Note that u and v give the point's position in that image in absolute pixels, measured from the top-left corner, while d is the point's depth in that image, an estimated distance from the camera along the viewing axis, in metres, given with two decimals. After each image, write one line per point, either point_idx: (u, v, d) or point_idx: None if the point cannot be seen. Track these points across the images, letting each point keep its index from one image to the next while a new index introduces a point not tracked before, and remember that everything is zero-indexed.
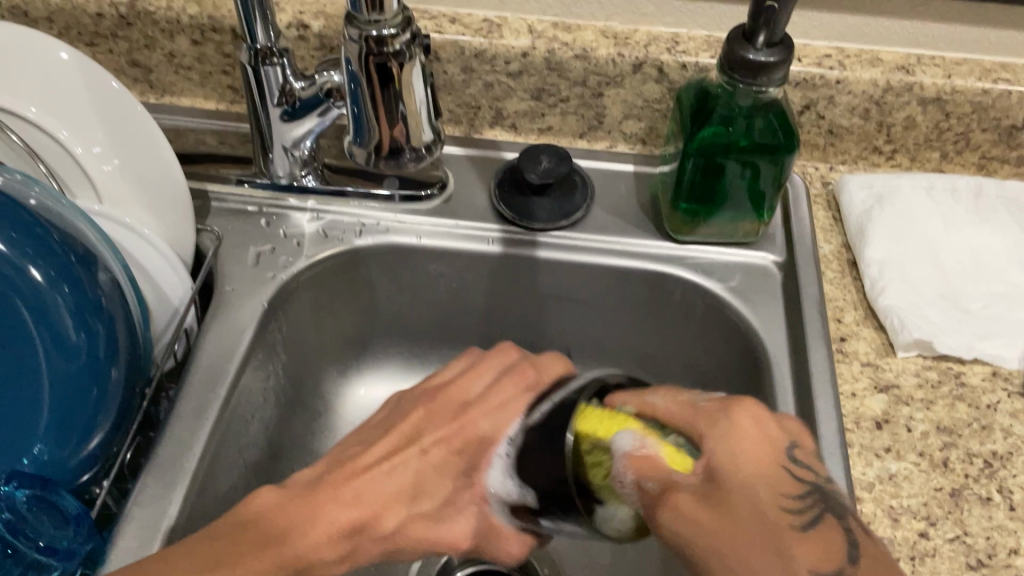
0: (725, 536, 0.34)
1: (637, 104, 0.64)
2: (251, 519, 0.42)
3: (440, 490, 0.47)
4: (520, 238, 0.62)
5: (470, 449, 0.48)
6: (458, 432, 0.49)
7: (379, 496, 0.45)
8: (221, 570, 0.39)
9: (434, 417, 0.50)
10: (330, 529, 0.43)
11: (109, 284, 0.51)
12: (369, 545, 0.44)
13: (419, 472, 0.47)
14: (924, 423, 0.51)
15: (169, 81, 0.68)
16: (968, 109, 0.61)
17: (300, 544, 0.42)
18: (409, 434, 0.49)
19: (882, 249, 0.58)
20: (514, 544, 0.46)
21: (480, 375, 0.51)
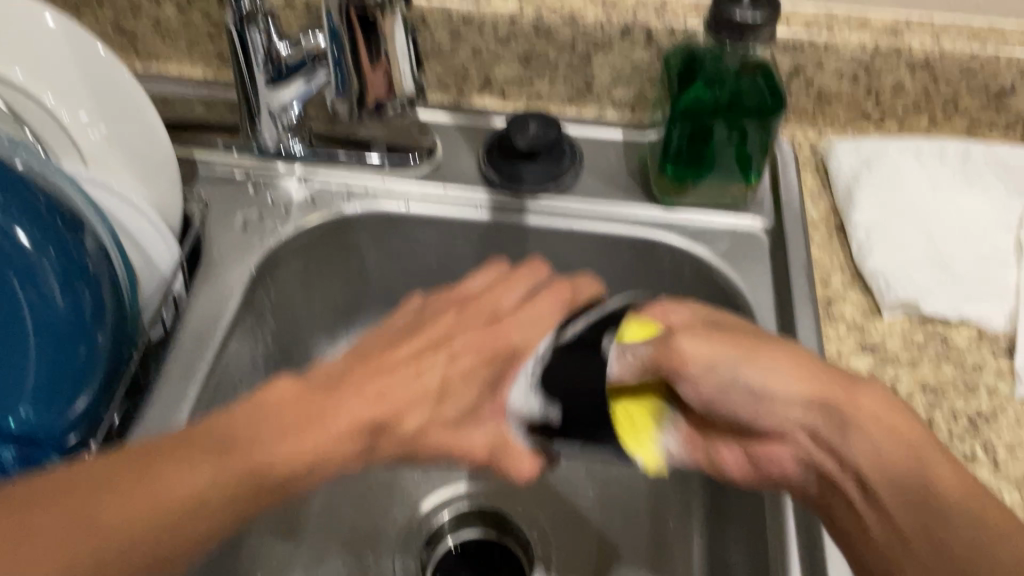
0: (715, 365, 0.41)
1: (625, 70, 0.64)
2: (269, 408, 0.39)
3: (463, 397, 0.43)
4: (508, 203, 0.62)
5: (498, 361, 0.45)
6: (489, 339, 0.45)
7: (403, 397, 0.42)
8: (230, 460, 0.37)
9: (465, 322, 0.47)
10: (349, 424, 0.40)
11: (95, 248, 0.51)
12: (390, 445, 0.41)
13: (445, 377, 0.43)
14: (910, 383, 0.51)
15: (155, 48, 0.68)
16: (957, 73, 0.61)
17: (320, 437, 0.39)
18: (437, 338, 0.45)
19: (869, 212, 0.58)
20: (525, 462, 0.43)
21: (511, 287, 0.48)
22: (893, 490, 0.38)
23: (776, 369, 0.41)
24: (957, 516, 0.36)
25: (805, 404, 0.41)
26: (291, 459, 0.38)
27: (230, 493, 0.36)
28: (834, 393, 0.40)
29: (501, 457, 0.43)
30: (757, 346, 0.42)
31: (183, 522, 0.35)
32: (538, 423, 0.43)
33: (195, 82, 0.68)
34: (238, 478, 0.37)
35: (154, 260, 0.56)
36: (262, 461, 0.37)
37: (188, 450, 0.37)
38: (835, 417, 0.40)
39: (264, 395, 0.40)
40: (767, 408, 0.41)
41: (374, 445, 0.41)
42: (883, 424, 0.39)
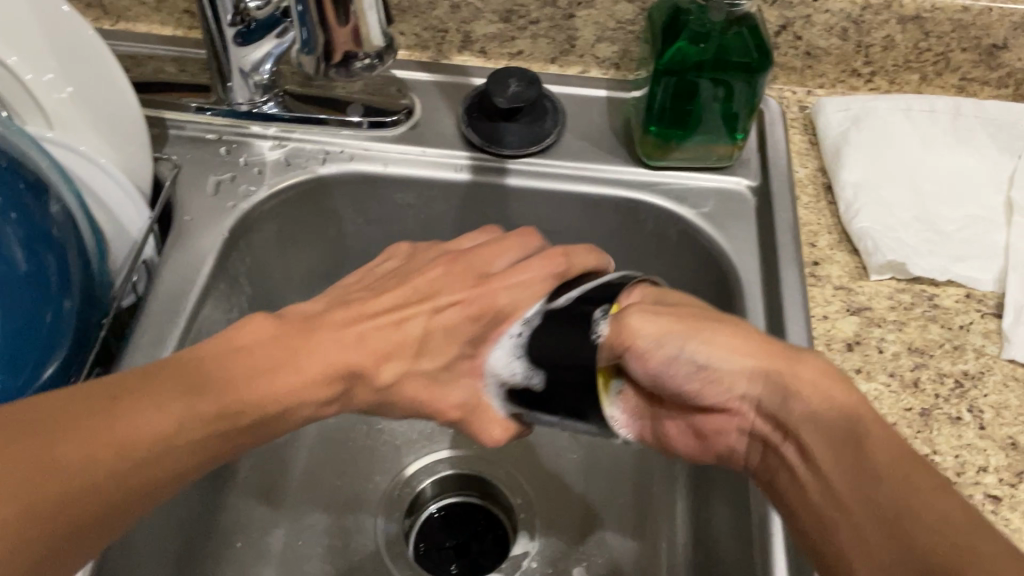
0: (665, 335, 0.39)
1: (609, 26, 0.62)
2: (240, 347, 0.40)
3: (441, 353, 0.45)
4: (489, 164, 0.60)
5: (486, 318, 0.45)
6: (477, 299, 0.45)
7: (377, 347, 0.43)
8: (205, 394, 0.37)
9: (451, 279, 0.47)
10: (320, 368, 0.41)
11: (61, 215, 0.50)
12: (362, 391, 0.43)
13: (425, 331, 0.45)
14: (896, 344, 0.51)
15: (124, 6, 0.65)
16: (948, 27, 0.60)
17: (291, 376, 0.40)
18: (421, 293, 0.46)
19: (857, 171, 0.57)
20: (499, 429, 0.44)
21: (502, 253, 0.47)
22: (832, 456, 0.37)
23: (718, 341, 0.40)
24: (890, 487, 0.34)
25: (749, 375, 0.40)
26: (260, 400, 0.39)
27: (205, 429, 0.37)
28: (775, 363, 0.39)
29: (473, 419, 0.44)
30: (702, 320, 0.40)
31: (154, 459, 0.35)
32: (520, 389, 0.41)
33: (165, 40, 0.66)
34: (214, 411, 0.37)
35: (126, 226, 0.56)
36: (234, 400, 0.38)
37: (160, 382, 0.37)
38: (777, 388, 0.39)
39: (233, 335, 0.40)
40: (710, 381, 0.40)
41: (344, 391, 0.42)
42: (823, 399, 0.38)
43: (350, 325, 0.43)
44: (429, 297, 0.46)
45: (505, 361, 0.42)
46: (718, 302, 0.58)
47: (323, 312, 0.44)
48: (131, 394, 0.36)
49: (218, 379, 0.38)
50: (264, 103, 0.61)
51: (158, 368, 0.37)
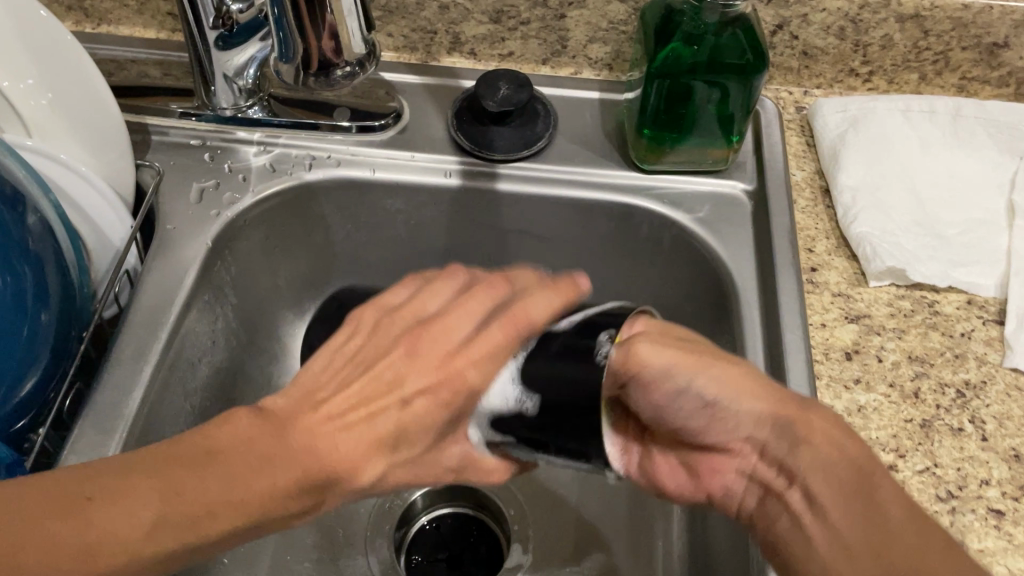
0: (678, 367, 0.38)
1: (601, 26, 0.61)
2: (217, 447, 0.35)
3: (421, 438, 0.39)
4: (479, 169, 0.59)
5: (461, 400, 0.38)
6: (445, 380, 0.38)
7: (358, 450, 0.37)
8: (173, 505, 0.34)
9: (411, 354, 0.39)
10: (300, 476, 0.36)
11: (38, 226, 0.49)
12: (342, 492, 0.38)
13: (400, 425, 0.38)
14: (896, 353, 0.49)
15: (105, 8, 0.64)
16: (948, 26, 0.58)
17: (267, 484, 0.35)
18: (384, 377, 0.39)
19: (855, 174, 0.56)
20: (496, 472, 0.41)
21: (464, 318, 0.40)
22: (840, 504, 0.38)
23: (729, 382, 0.39)
24: (906, 546, 0.36)
25: (758, 420, 0.40)
26: (232, 510, 0.35)
27: (173, 539, 0.34)
28: (786, 412, 0.39)
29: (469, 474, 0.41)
30: (713, 356, 0.39)
31: (118, 567, 0.33)
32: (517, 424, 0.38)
33: (147, 43, 0.65)
34: (178, 526, 0.34)
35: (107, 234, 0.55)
36: (205, 510, 0.34)
37: (137, 479, 0.34)
38: (785, 436, 0.40)
39: (212, 433, 0.36)
40: (716, 422, 0.40)
41: (323, 496, 0.37)
42: (837, 447, 0.39)
43: (326, 420, 0.37)
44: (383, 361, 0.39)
45: (500, 396, 0.38)
46: (713, 309, 0.56)
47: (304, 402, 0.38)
48: (103, 490, 0.33)
49: (186, 492, 0.34)
50: (249, 107, 0.60)
51: (135, 461, 0.35)
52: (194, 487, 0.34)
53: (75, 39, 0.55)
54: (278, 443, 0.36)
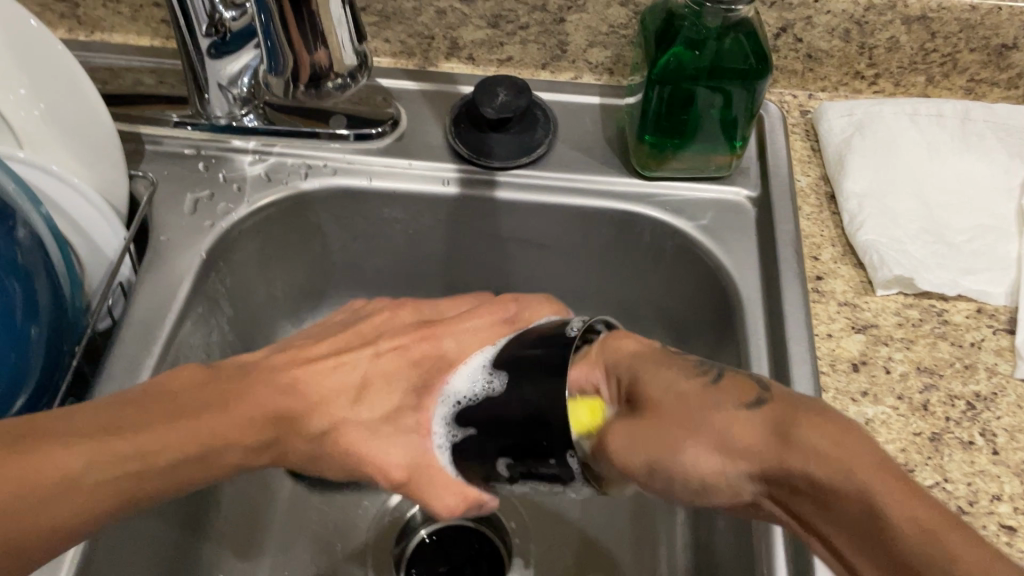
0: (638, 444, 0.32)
1: (601, 31, 0.60)
2: (164, 392, 0.39)
3: (381, 398, 0.44)
4: (477, 177, 0.58)
5: (427, 362, 0.45)
6: (421, 343, 0.46)
7: (320, 392, 0.43)
8: (118, 438, 0.36)
9: (394, 326, 0.48)
10: (248, 416, 0.40)
11: (27, 240, 0.48)
12: (293, 442, 0.41)
13: (365, 373, 0.45)
14: (904, 364, 0.48)
15: (99, 16, 0.63)
16: (956, 27, 0.57)
17: (215, 419, 0.39)
18: (366, 336, 0.47)
19: (862, 180, 0.54)
20: (452, 496, 0.40)
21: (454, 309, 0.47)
22: (853, 541, 0.28)
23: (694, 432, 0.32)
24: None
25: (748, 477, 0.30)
26: (180, 444, 0.37)
27: (118, 473, 0.35)
28: (772, 454, 0.30)
29: (421, 479, 0.40)
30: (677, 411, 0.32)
31: (61, 502, 0.34)
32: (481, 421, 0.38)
33: (142, 51, 0.64)
34: (122, 458, 0.36)
35: (101, 245, 0.54)
36: (152, 445, 0.36)
37: (76, 421, 0.36)
38: (781, 483, 0.30)
39: (158, 384, 0.39)
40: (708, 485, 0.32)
41: (274, 439, 0.41)
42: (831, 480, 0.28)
43: (295, 367, 0.44)
44: (380, 339, 0.47)
45: (465, 378, 0.40)
46: (717, 319, 0.55)
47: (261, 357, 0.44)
48: (44, 429, 0.35)
49: (131, 426, 0.37)
50: (244, 116, 0.59)
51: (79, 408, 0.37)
52: (139, 423, 0.37)
53: (66, 49, 0.54)
54: (217, 391, 0.40)
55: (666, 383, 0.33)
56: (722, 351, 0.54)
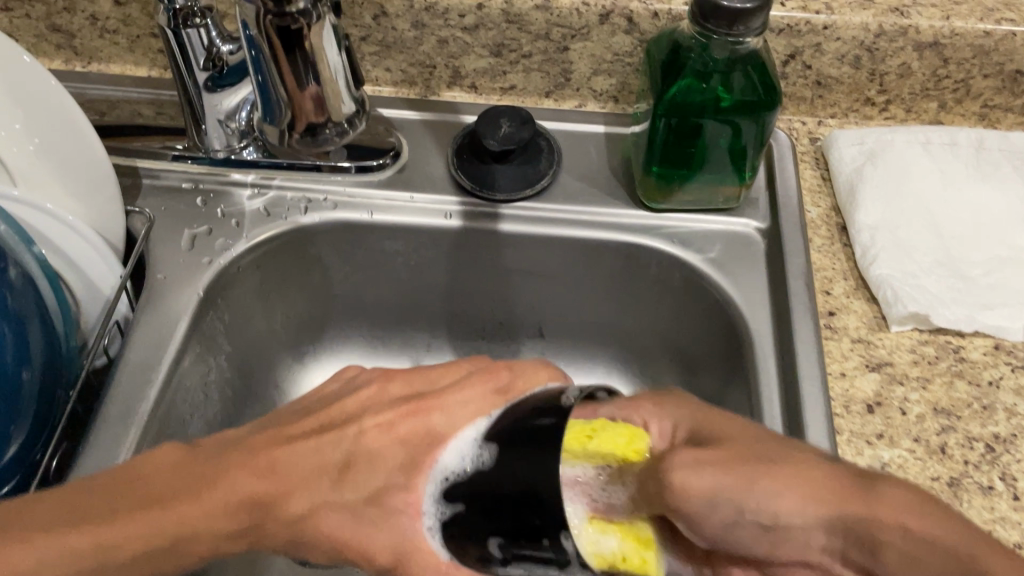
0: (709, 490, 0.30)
1: (606, 59, 0.59)
2: (138, 475, 0.38)
3: (366, 479, 0.39)
4: (480, 209, 0.57)
5: (416, 441, 0.39)
6: (415, 411, 0.41)
7: (298, 474, 0.39)
8: (77, 531, 0.35)
9: (383, 394, 0.44)
10: (222, 500, 0.37)
11: (20, 280, 0.47)
12: (274, 525, 0.37)
13: (351, 451, 0.40)
14: (921, 405, 0.47)
15: (95, 47, 0.62)
16: (969, 53, 0.56)
17: (185, 506, 0.37)
18: (350, 412, 0.43)
19: (874, 212, 0.53)
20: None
21: (445, 375, 0.44)
22: None
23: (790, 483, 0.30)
24: None
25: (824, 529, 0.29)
26: (144, 533, 0.36)
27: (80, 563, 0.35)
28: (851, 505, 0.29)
29: (406, 567, 0.36)
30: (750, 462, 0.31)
31: None
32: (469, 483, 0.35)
33: (139, 81, 0.63)
34: (82, 548, 0.35)
35: (97, 282, 0.53)
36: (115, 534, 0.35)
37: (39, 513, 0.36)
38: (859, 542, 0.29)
39: (135, 467, 0.38)
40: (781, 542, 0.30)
41: (253, 523, 0.37)
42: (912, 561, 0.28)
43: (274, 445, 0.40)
44: (367, 414, 0.42)
45: (455, 452, 0.36)
46: (727, 354, 0.54)
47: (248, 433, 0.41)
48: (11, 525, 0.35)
49: (94, 516, 0.36)
50: (243, 149, 0.58)
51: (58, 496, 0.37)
52: (103, 514, 0.36)
53: (61, 85, 0.53)
54: (190, 474, 0.38)
55: (736, 431, 0.33)
56: (733, 387, 0.53)
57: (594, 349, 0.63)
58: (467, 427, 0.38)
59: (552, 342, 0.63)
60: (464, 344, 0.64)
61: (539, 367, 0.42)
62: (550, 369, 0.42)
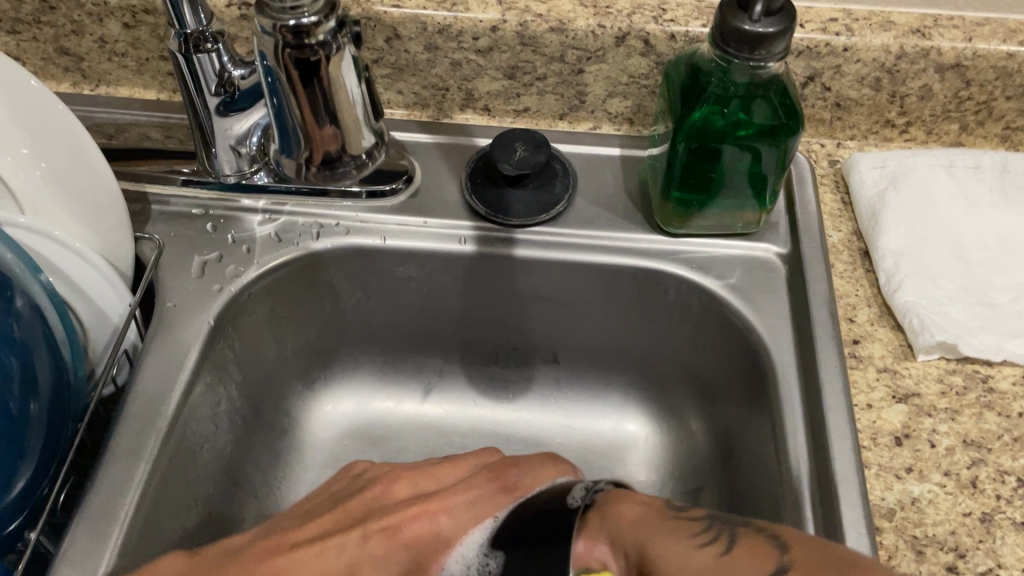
0: None
1: (621, 81, 0.58)
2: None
3: None
4: (495, 235, 0.56)
5: (419, 543, 0.44)
6: (424, 510, 0.45)
7: None
8: None
9: (388, 492, 0.47)
10: None
11: (26, 310, 0.46)
12: None
13: (354, 559, 0.43)
14: (950, 437, 0.46)
15: (104, 70, 0.61)
16: (992, 75, 0.55)
17: None
18: (354, 515, 0.46)
19: (897, 237, 0.52)
20: None
21: (452, 470, 0.48)
22: None
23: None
24: None
25: None
26: None
27: None
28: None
29: None
30: None
31: None
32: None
33: (148, 104, 0.62)
34: None
35: (105, 310, 0.52)
36: None
37: None
38: None
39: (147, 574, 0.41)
40: None
41: None
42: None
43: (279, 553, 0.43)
44: (370, 517, 0.45)
45: (461, 560, 0.43)
46: (749, 383, 0.53)
47: (254, 539, 0.44)
48: None
49: None
50: (254, 174, 0.57)
51: None
52: None
53: (69, 110, 0.52)
54: None
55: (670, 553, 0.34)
56: (755, 418, 0.52)
57: (609, 376, 0.62)
58: (473, 534, 0.43)
59: (566, 368, 0.62)
60: (478, 371, 0.63)
61: (546, 464, 0.45)
62: (559, 465, 0.45)
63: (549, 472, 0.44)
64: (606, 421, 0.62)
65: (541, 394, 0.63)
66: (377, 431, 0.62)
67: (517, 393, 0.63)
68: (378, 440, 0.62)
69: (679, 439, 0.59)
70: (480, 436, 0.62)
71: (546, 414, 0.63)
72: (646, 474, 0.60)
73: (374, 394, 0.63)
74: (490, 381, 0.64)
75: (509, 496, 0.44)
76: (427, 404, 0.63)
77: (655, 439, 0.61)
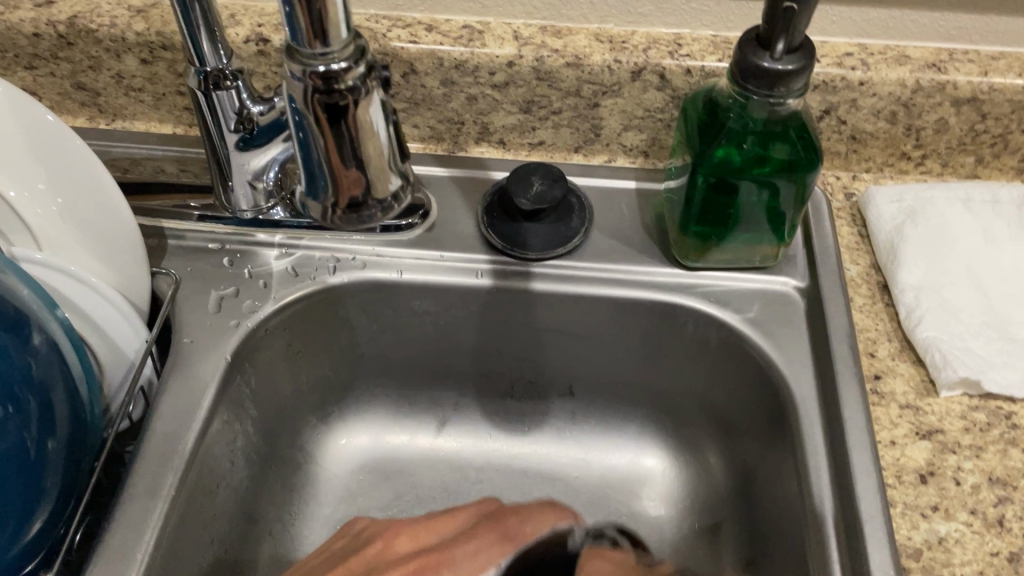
0: None
1: (637, 114, 0.58)
2: None
3: None
4: (512, 268, 0.56)
5: None
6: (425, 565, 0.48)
7: None
8: None
9: (389, 553, 0.49)
10: None
11: (44, 347, 0.46)
12: None
13: None
14: (975, 474, 0.45)
15: (120, 104, 0.61)
16: (1008, 109, 0.55)
17: None
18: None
19: (917, 271, 0.52)
20: None
21: (445, 523, 0.51)
22: None
23: None
24: None
25: None
26: None
27: None
28: None
29: None
30: None
31: None
32: None
33: (164, 138, 0.62)
34: None
35: (121, 347, 0.52)
36: None
37: None
38: None
39: None
40: None
41: None
42: None
43: None
44: None
45: None
46: (769, 417, 0.53)
47: None
48: None
49: None
50: (271, 209, 0.57)
51: None
52: None
53: (87, 146, 0.52)
54: None
55: None
56: (776, 454, 0.51)
57: (626, 409, 0.61)
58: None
59: (582, 400, 0.62)
60: (493, 404, 0.63)
61: (544, 511, 0.51)
62: (554, 510, 0.52)
63: (547, 516, 0.51)
64: (623, 454, 0.61)
65: (556, 427, 0.63)
66: (392, 466, 0.62)
67: (532, 426, 0.63)
68: (392, 474, 0.61)
69: (697, 473, 0.59)
70: (495, 470, 0.62)
71: (562, 447, 0.62)
72: (664, 508, 0.59)
73: (389, 427, 0.63)
74: (506, 414, 0.63)
75: (508, 542, 0.49)
76: (442, 437, 0.63)
77: (672, 473, 0.60)
